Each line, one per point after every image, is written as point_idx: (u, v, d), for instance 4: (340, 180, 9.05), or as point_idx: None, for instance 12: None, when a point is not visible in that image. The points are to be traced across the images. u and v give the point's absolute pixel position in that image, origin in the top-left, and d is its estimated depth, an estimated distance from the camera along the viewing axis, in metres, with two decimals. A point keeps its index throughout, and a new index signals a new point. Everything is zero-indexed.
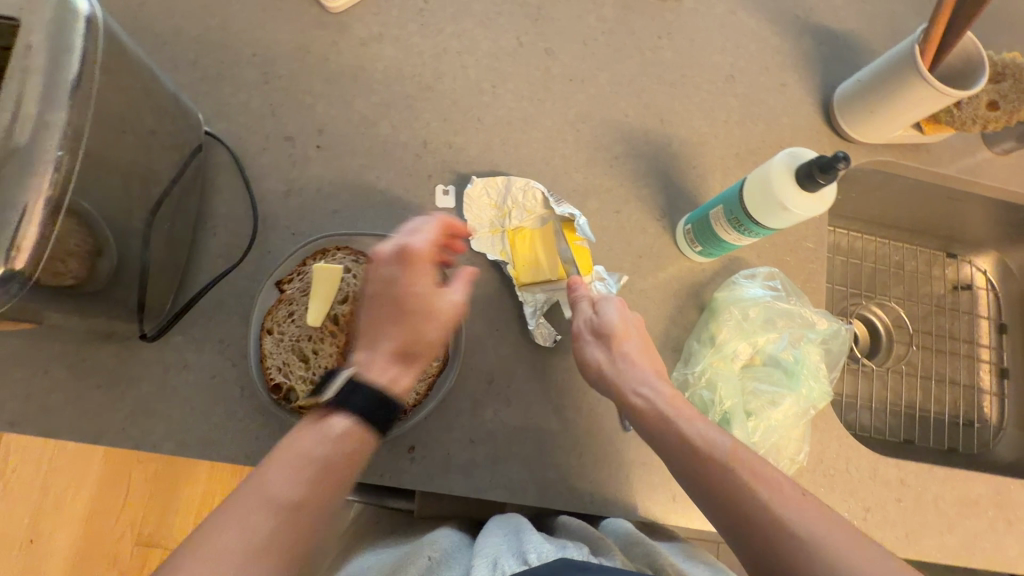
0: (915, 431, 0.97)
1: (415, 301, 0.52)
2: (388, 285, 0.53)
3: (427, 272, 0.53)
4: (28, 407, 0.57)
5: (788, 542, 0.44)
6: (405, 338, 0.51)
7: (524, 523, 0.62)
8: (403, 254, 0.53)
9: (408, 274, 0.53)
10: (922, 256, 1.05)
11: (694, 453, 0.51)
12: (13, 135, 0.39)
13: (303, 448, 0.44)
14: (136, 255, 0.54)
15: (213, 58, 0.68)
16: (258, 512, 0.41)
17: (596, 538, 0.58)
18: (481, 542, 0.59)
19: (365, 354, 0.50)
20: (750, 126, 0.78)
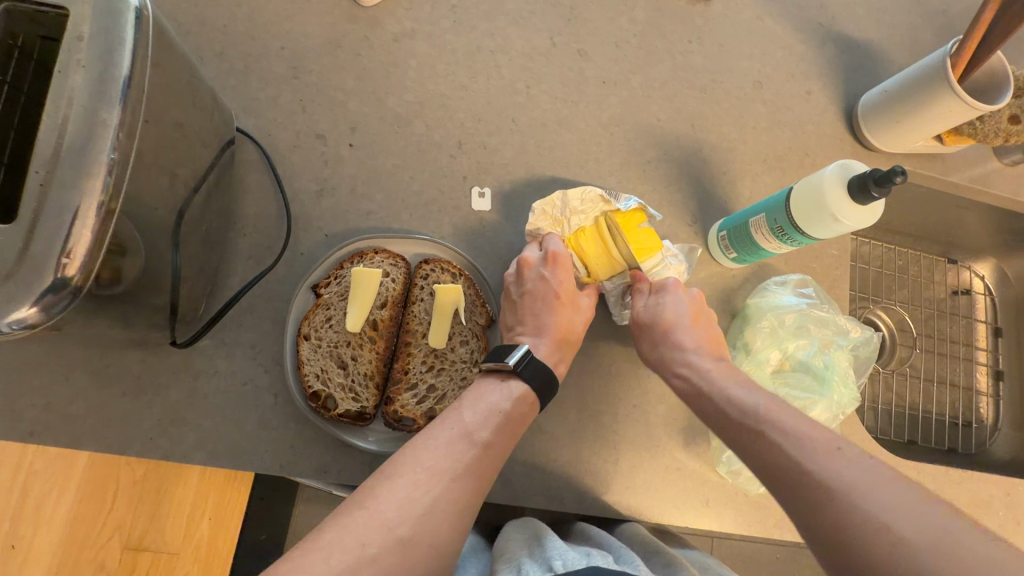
0: (917, 432, 1.01)
1: (564, 299, 0.60)
2: (545, 283, 0.60)
3: (563, 273, 0.61)
4: (48, 416, 0.54)
5: (809, 487, 0.43)
6: (563, 324, 0.59)
7: (545, 529, 0.61)
8: (554, 259, 0.61)
9: (564, 276, 0.61)
10: (925, 261, 1.08)
11: (726, 417, 0.52)
12: (68, 135, 0.36)
13: (458, 437, 0.48)
14: (168, 258, 0.51)
15: (240, 49, 0.65)
16: (421, 485, 0.44)
17: (618, 545, 0.58)
18: (505, 549, 0.59)
19: (530, 339, 0.58)
20: (778, 133, 0.78)
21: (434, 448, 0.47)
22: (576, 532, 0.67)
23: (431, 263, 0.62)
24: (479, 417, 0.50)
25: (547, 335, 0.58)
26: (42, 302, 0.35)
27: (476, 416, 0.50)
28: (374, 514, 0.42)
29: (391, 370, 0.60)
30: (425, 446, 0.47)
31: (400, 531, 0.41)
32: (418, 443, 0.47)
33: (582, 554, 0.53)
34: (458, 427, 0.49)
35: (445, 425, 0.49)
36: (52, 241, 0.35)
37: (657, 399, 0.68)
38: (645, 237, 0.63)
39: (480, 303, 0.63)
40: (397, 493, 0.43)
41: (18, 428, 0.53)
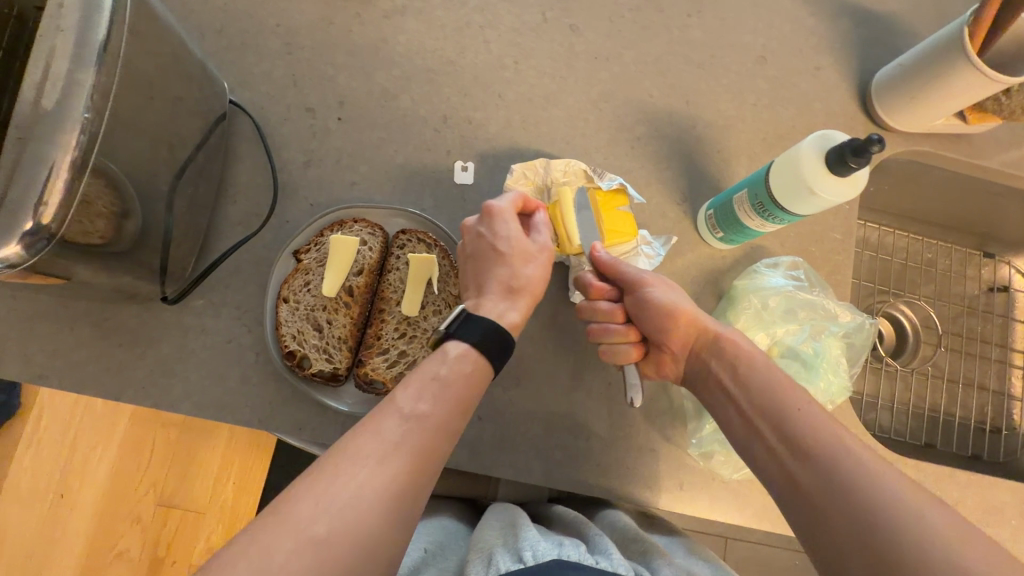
0: (937, 435, 0.94)
1: (505, 253, 0.57)
2: (482, 245, 0.59)
3: (503, 229, 0.58)
4: (54, 361, 0.59)
5: (872, 478, 0.43)
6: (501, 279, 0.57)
7: (520, 515, 0.60)
8: (489, 215, 0.58)
9: (499, 229, 0.58)
10: (955, 254, 1.01)
11: (768, 386, 0.53)
12: (46, 92, 0.40)
13: (391, 422, 0.44)
14: (160, 219, 0.55)
15: (238, 26, 0.68)
16: (344, 479, 0.40)
17: (595, 535, 0.57)
18: (477, 534, 0.58)
19: (474, 296, 0.57)
20: (780, 110, 0.75)
21: (358, 441, 0.42)
22: (553, 515, 0.65)
23: (407, 233, 0.64)
24: (409, 399, 0.45)
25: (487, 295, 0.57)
26: (21, 243, 0.39)
27: (406, 399, 0.45)
28: (287, 518, 0.38)
29: (365, 335, 0.62)
30: (347, 441, 0.42)
31: (316, 528, 0.37)
32: (344, 437, 0.42)
33: (553, 545, 0.52)
34: (388, 411, 0.45)
35: (376, 410, 0.45)
36: (29, 188, 0.39)
37: None
38: (623, 217, 0.63)
39: (454, 273, 0.64)
40: (316, 490, 0.39)
41: (28, 370, 0.59)
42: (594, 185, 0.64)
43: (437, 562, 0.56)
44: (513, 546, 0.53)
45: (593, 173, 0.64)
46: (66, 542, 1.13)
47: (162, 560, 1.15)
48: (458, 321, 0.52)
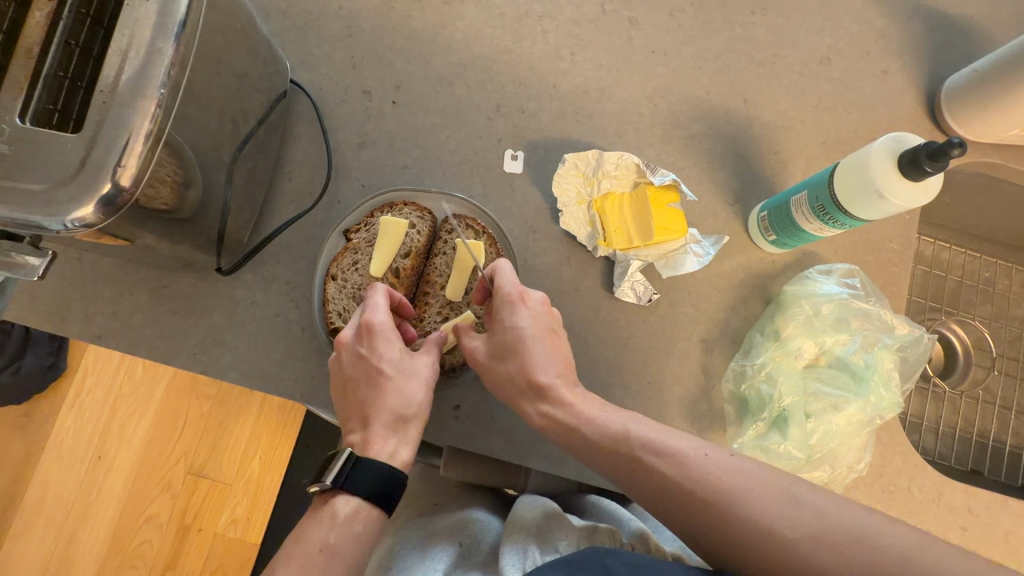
0: (985, 462, 0.90)
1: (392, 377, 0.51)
2: (366, 372, 0.51)
3: (388, 346, 0.51)
4: (113, 323, 0.61)
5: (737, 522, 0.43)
6: (398, 411, 0.50)
7: (552, 502, 0.59)
8: (368, 335, 0.51)
9: (375, 349, 0.51)
10: (1016, 275, 0.96)
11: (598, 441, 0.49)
12: (129, 59, 0.42)
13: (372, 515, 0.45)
14: (219, 191, 0.56)
15: (302, 8, 0.69)
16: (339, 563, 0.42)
17: (627, 520, 0.57)
18: (510, 522, 0.57)
19: (360, 431, 0.50)
20: (842, 114, 0.72)
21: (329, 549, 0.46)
22: (586, 504, 0.65)
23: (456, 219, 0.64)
24: (348, 508, 0.48)
25: (409, 430, 0.51)
26: (98, 205, 0.41)
27: (345, 506, 0.48)
28: None
29: None
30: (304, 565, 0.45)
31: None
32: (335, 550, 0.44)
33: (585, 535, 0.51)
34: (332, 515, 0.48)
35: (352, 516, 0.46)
36: (109, 152, 0.41)
37: (675, 379, 0.65)
38: (671, 212, 0.64)
39: (500, 262, 0.64)
40: None
41: (89, 331, 0.61)
42: (644, 181, 0.66)
43: (473, 558, 0.55)
44: (548, 539, 0.52)
45: (646, 167, 0.65)
46: (102, 503, 1.17)
47: (189, 528, 1.18)
48: (346, 472, 0.48)
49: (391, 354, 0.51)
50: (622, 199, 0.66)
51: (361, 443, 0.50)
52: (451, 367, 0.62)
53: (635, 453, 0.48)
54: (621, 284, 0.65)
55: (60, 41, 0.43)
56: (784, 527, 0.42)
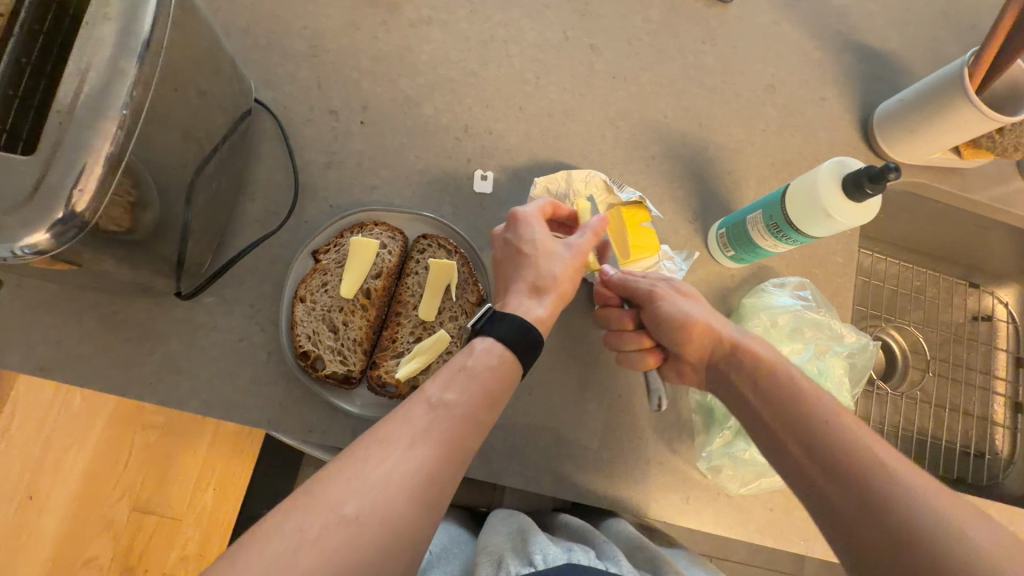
0: (925, 458, 0.97)
1: (533, 258, 0.57)
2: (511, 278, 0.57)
3: (532, 228, 0.58)
4: (58, 353, 0.57)
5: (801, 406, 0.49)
6: (532, 282, 0.55)
7: (527, 520, 0.58)
8: (513, 220, 0.59)
9: (516, 231, 0.58)
10: (943, 283, 1.05)
11: (751, 351, 0.55)
12: (89, 77, 0.40)
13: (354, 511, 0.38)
14: (179, 212, 0.54)
15: (265, 27, 0.69)
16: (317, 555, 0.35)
17: (601, 541, 0.57)
18: (486, 539, 0.55)
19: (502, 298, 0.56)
20: (788, 137, 0.78)
21: None
22: (558, 524, 0.64)
23: (427, 239, 0.64)
24: None
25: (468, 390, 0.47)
26: (52, 231, 0.38)
27: None
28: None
29: (380, 338, 0.63)
30: None
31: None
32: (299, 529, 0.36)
33: (562, 549, 0.50)
34: None
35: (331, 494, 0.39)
36: (66, 175, 0.39)
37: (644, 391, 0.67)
38: (643, 232, 0.67)
39: (472, 281, 0.65)
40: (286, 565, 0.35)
41: (31, 362, 0.57)
42: (614, 200, 0.67)
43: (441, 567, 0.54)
44: (524, 551, 0.50)
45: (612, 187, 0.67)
46: (33, 547, 1.07)
47: (135, 569, 1.10)
48: None
49: (537, 234, 0.58)
50: None
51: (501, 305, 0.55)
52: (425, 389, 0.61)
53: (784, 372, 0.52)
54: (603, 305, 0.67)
55: (12, 58, 0.41)
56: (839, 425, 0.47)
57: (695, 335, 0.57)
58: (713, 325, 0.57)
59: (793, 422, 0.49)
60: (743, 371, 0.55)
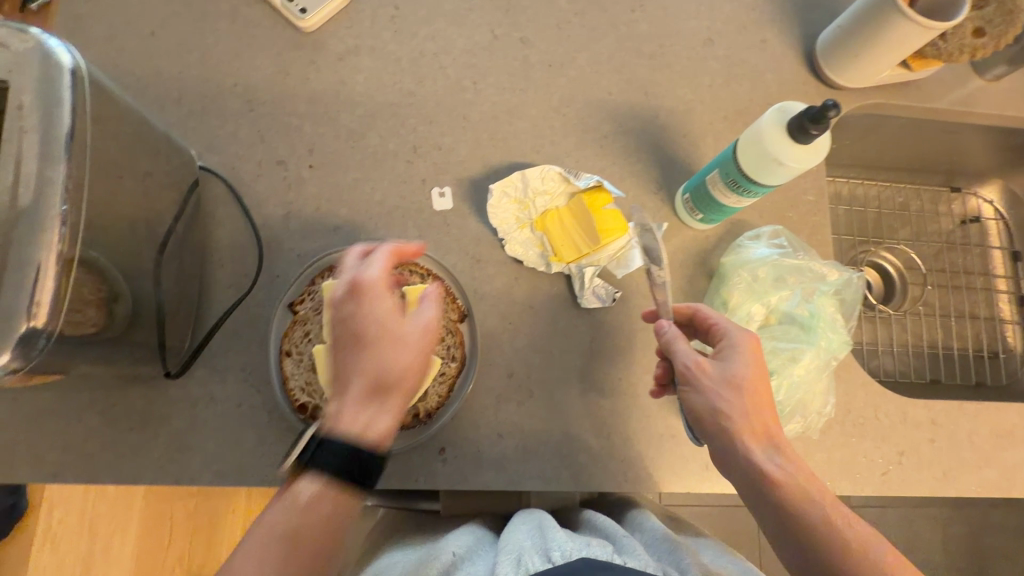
0: (941, 370, 0.96)
1: (359, 343, 0.56)
2: (351, 361, 0.55)
3: (380, 300, 0.56)
4: (65, 456, 0.58)
5: (824, 542, 0.49)
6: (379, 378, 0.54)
7: (545, 513, 0.58)
8: (355, 289, 0.56)
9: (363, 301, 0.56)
10: (925, 193, 1.04)
11: (771, 480, 0.51)
12: (19, 194, 0.40)
13: None
14: (148, 296, 0.55)
15: (196, 93, 0.69)
16: None
17: (621, 535, 0.56)
18: (506, 532, 0.55)
19: (336, 398, 0.54)
20: (735, 87, 0.77)
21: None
22: (582, 520, 0.64)
23: (399, 267, 0.65)
24: (310, 490, 0.51)
25: (387, 401, 0.55)
26: (18, 348, 0.40)
27: (307, 489, 0.51)
28: None
29: None
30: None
31: None
32: None
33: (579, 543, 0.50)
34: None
35: None
36: (19, 293, 0.40)
37: (643, 369, 0.68)
38: (606, 215, 0.66)
39: (451, 299, 0.65)
40: None
41: (42, 470, 0.58)
42: (574, 188, 0.69)
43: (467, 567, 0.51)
44: (542, 545, 0.50)
45: (569, 178, 0.68)
46: None
47: None
48: (312, 446, 0.52)
49: (417, 319, 0.58)
50: (562, 212, 0.68)
51: (334, 415, 0.53)
52: (426, 415, 0.61)
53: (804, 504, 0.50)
54: (583, 293, 0.67)
55: None
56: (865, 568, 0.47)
57: (717, 434, 0.52)
58: (734, 433, 0.52)
59: (803, 548, 0.49)
60: (750, 486, 0.52)
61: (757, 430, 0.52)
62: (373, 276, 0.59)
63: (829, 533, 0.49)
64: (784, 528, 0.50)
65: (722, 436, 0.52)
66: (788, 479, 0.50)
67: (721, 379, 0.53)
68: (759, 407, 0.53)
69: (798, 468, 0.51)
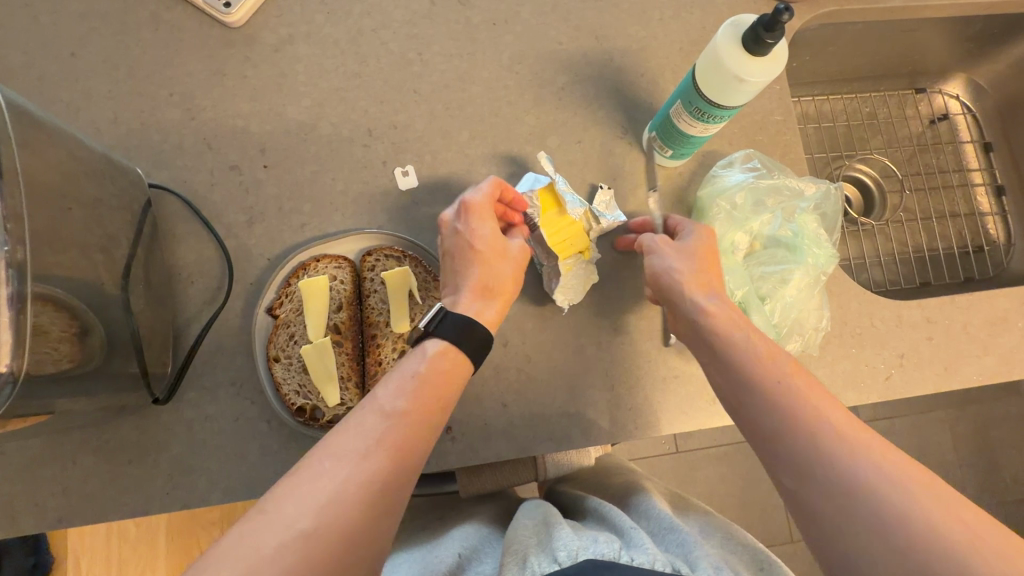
0: (929, 272, 0.97)
1: (485, 250, 0.57)
2: (468, 260, 0.57)
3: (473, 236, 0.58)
4: (67, 500, 0.57)
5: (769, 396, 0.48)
6: (483, 282, 0.56)
7: (553, 515, 0.53)
8: (468, 210, 0.58)
9: (476, 228, 0.58)
10: (891, 99, 1.03)
11: (725, 342, 0.52)
12: None
13: None
14: (119, 324, 0.53)
15: (132, 110, 0.65)
16: None
17: (629, 527, 0.50)
18: (510, 538, 0.50)
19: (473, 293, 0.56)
20: (687, 16, 0.75)
21: None
22: (590, 510, 0.60)
23: (373, 254, 0.64)
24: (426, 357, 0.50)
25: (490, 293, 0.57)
26: None
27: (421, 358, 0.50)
28: None
29: (366, 365, 0.62)
30: None
31: None
32: None
33: (585, 539, 0.45)
34: None
35: None
36: None
37: (638, 316, 0.67)
38: (561, 216, 0.63)
39: (433, 277, 0.64)
40: None
41: (48, 518, 0.57)
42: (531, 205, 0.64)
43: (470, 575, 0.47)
44: (547, 546, 0.45)
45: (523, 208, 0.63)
46: None
47: None
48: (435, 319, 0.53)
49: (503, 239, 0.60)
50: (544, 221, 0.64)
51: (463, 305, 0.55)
52: None
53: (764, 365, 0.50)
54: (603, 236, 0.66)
55: None
56: (823, 427, 0.44)
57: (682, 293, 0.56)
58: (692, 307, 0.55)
59: (789, 462, 0.45)
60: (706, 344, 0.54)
61: (769, 352, 0.51)
62: (487, 205, 0.59)
63: (850, 476, 0.41)
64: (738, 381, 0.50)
65: (729, 349, 0.52)
66: (797, 400, 0.47)
67: (681, 249, 0.59)
68: (709, 268, 0.58)
69: (813, 395, 0.47)
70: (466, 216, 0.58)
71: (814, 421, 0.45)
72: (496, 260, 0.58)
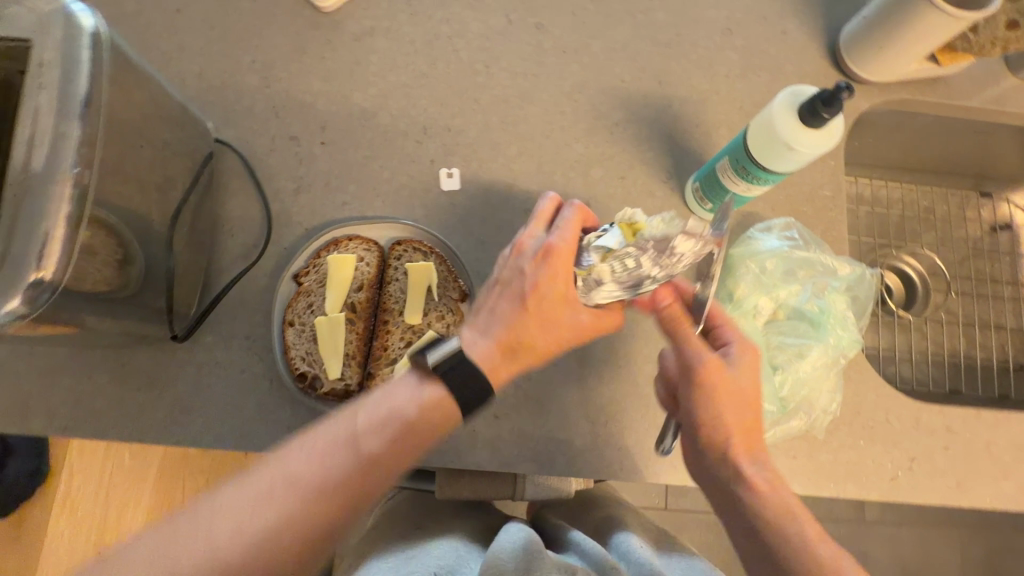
0: (962, 381, 0.92)
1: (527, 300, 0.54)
2: (510, 296, 0.55)
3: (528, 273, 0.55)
4: (74, 411, 0.60)
5: (767, 520, 0.50)
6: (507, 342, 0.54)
7: (535, 541, 0.53)
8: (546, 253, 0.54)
9: (543, 272, 0.54)
10: (953, 197, 1.00)
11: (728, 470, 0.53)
12: (36, 149, 0.42)
13: None
14: (158, 259, 0.57)
15: (216, 69, 0.71)
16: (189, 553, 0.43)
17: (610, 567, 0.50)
18: (489, 557, 0.50)
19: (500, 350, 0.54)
20: (753, 78, 0.75)
21: None
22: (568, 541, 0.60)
23: (402, 244, 0.66)
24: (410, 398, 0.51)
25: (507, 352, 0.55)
26: (25, 296, 0.41)
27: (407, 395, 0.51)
28: None
29: (372, 348, 0.64)
30: None
31: None
32: None
33: None
34: None
35: None
36: (30, 242, 0.41)
37: (646, 359, 0.67)
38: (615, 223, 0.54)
39: (453, 278, 0.65)
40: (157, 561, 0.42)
41: (53, 424, 0.60)
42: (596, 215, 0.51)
43: None
44: None
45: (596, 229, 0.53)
46: None
47: None
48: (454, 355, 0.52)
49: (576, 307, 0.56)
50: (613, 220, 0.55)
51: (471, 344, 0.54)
52: None
53: (748, 478, 0.53)
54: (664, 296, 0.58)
55: None
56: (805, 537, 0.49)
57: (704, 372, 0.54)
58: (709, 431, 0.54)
59: None
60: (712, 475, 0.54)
61: (753, 462, 0.54)
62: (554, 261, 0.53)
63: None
64: (735, 509, 0.52)
65: (726, 470, 0.53)
66: (786, 519, 0.50)
67: (736, 373, 0.54)
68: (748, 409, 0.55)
69: (795, 509, 0.51)
70: (543, 261, 0.54)
71: (796, 528, 0.50)
72: (543, 326, 0.55)
